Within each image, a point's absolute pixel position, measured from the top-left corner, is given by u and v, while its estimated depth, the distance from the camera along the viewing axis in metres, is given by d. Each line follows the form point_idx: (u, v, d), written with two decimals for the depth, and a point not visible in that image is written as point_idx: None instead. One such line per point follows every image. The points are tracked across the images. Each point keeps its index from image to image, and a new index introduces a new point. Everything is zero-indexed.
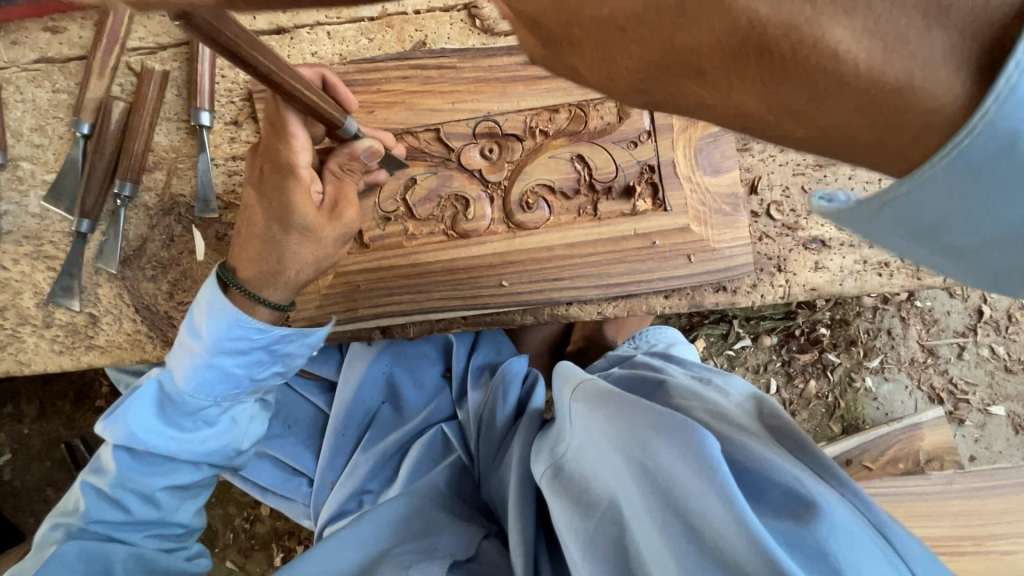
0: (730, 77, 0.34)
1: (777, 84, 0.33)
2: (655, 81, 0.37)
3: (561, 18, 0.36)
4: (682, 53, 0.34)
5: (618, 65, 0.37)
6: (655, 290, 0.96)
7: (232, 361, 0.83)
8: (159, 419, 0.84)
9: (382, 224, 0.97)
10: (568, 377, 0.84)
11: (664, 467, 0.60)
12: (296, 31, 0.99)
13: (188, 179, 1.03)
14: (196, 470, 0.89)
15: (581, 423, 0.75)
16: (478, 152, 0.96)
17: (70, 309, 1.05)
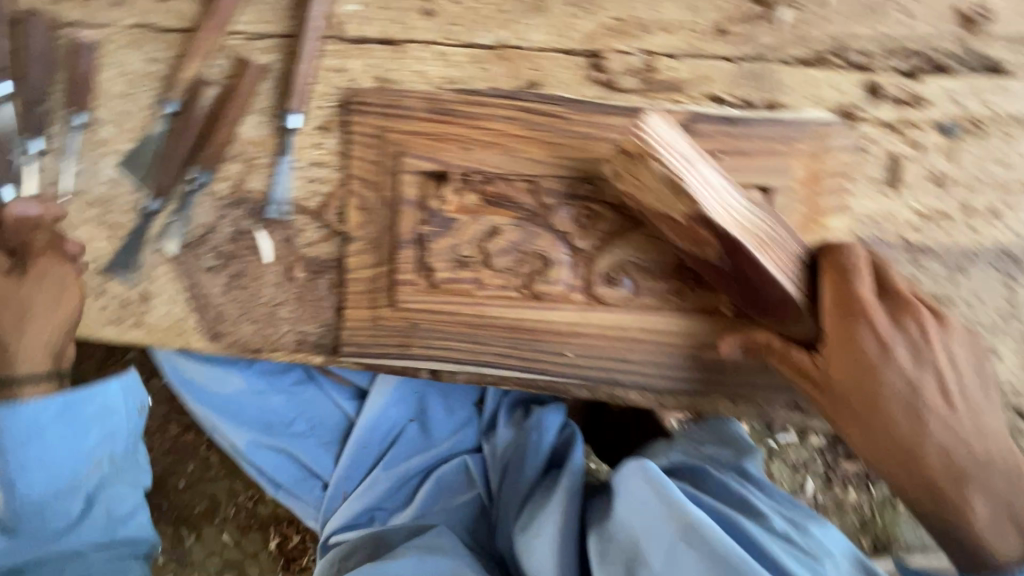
0: (869, 417, 0.76)
1: (885, 427, 0.75)
2: (848, 394, 0.77)
3: (860, 325, 0.76)
4: (855, 385, 0.76)
5: (853, 379, 0.76)
6: (723, 393, 0.92)
7: (53, 414, 0.98)
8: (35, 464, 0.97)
9: (455, 268, 0.91)
10: (652, 485, 0.85)
11: None
12: (405, 46, 0.94)
13: (263, 176, 0.98)
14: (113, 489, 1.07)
15: (665, 554, 0.80)
16: (571, 213, 0.89)
17: (125, 283, 1.03)
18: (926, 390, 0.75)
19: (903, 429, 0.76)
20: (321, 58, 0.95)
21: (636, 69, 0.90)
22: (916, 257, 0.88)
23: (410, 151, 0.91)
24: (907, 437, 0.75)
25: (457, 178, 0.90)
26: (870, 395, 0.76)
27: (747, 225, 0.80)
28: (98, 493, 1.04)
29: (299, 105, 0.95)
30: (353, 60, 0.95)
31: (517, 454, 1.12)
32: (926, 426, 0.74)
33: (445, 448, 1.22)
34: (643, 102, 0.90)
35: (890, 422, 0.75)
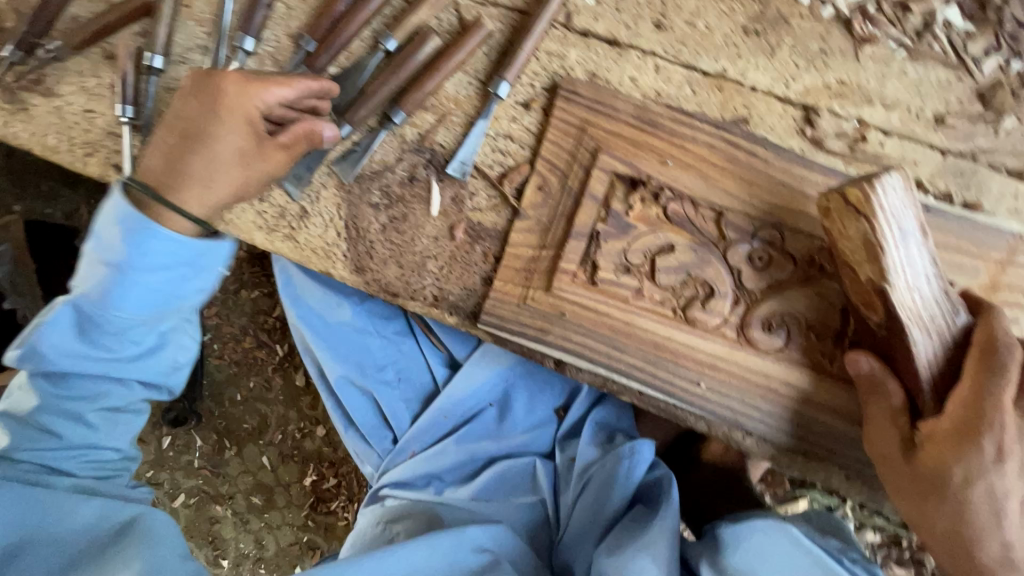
0: (930, 509, 0.79)
1: (944, 526, 0.78)
2: (910, 477, 0.79)
3: (943, 432, 0.76)
4: (932, 482, 0.77)
5: (919, 471, 0.78)
6: (839, 466, 0.93)
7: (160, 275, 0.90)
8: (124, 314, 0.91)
9: (618, 272, 0.93)
10: (784, 534, 0.88)
11: None
12: (627, 51, 0.96)
13: (453, 133, 1.02)
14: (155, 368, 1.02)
15: None
16: (748, 251, 0.90)
17: (289, 195, 1.06)
18: (983, 495, 0.76)
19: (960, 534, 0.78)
20: (543, 39, 0.98)
21: (846, 133, 0.92)
22: None
23: (607, 150, 0.94)
24: (991, 536, 0.77)
25: (646, 188, 0.93)
26: (947, 475, 0.77)
27: (928, 320, 0.77)
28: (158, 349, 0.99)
29: (511, 76, 0.96)
30: (573, 50, 0.98)
31: (600, 473, 1.12)
32: (1009, 523, 0.77)
33: (519, 441, 1.24)
34: (844, 167, 0.91)
35: (965, 514, 0.77)
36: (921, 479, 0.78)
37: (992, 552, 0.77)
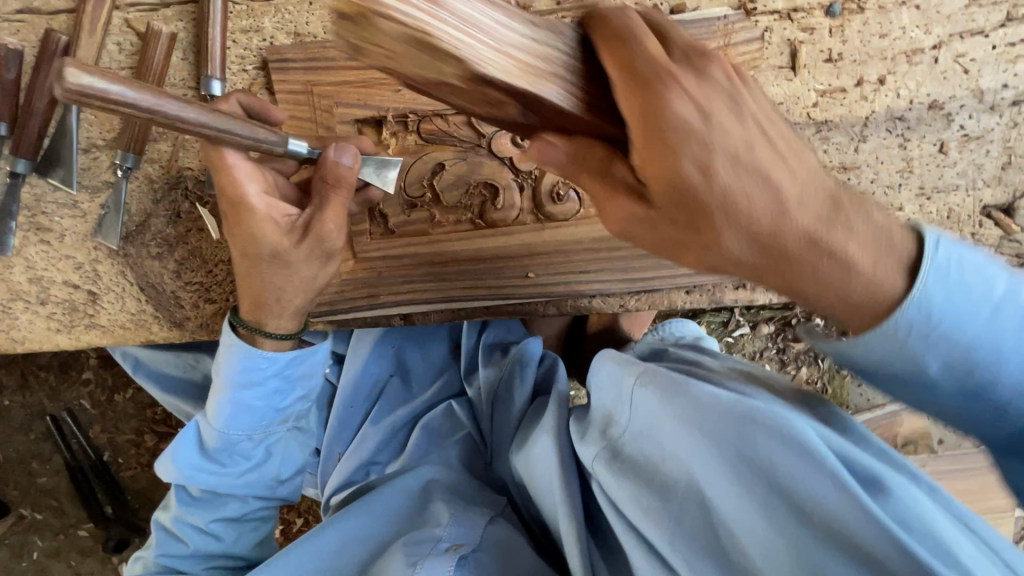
0: (749, 264, 0.55)
1: (785, 279, 0.56)
2: (661, 233, 0.57)
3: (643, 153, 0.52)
4: (685, 216, 0.53)
5: (649, 236, 0.58)
6: (678, 285, 0.98)
7: (250, 393, 0.92)
8: (202, 457, 0.95)
9: (407, 211, 0.95)
10: (622, 360, 0.77)
11: (772, 463, 0.59)
12: None
13: (195, 152, 0.97)
14: (244, 503, 1.00)
15: (657, 416, 0.68)
16: (510, 138, 0.92)
17: (69, 286, 1.01)
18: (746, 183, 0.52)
19: (772, 264, 0.55)
20: (230, 20, 0.93)
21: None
22: (822, 132, 0.98)
23: (341, 101, 0.92)
24: (846, 241, 0.53)
25: (393, 123, 0.92)
26: (680, 192, 0.52)
27: (551, 66, 0.53)
28: (266, 462, 0.98)
29: (217, 72, 0.91)
30: (265, 18, 0.94)
31: (503, 383, 1.12)
32: (811, 206, 0.53)
33: (432, 393, 1.18)
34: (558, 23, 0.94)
35: (754, 210, 0.52)
36: (674, 223, 0.55)
37: (811, 220, 0.53)
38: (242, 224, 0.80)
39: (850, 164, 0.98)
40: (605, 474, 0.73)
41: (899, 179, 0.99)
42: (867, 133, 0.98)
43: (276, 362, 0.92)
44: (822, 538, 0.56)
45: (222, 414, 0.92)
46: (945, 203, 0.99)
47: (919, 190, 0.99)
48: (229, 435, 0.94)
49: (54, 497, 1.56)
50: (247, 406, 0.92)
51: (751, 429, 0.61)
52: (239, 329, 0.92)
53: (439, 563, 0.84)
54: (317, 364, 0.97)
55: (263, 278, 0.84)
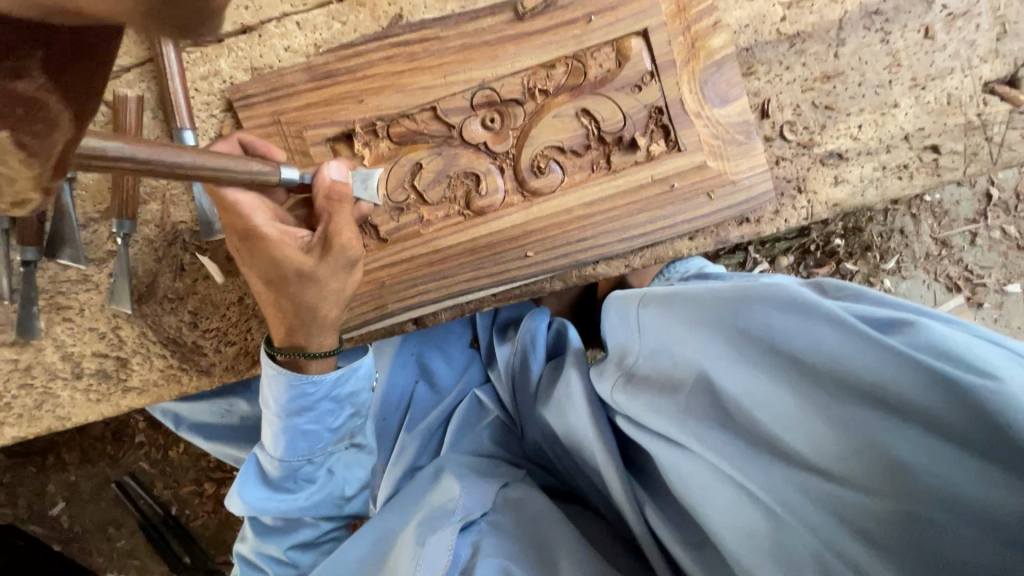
0: None
1: None
2: None
3: None
4: None
5: None
6: (680, 233, 0.95)
7: (303, 419, 0.94)
8: (267, 488, 0.98)
9: (396, 216, 0.94)
10: (625, 295, 0.85)
11: (763, 326, 0.63)
12: (263, 28, 0.94)
13: (185, 205, 1.00)
14: (315, 526, 1.04)
15: (656, 324, 0.77)
16: (479, 123, 0.92)
17: (98, 355, 1.05)
18: None
19: None
20: (189, 69, 0.95)
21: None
22: (796, 45, 0.94)
23: (310, 123, 0.92)
24: None
25: (363, 133, 0.93)
26: None
27: None
28: (332, 480, 1.02)
29: (186, 121, 0.93)
30: (220, 60, 0.95)
31: (519, 359, 1.15)
32: None
33: (458, 387, 1.21)
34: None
35: None
36: None
37: None
38: (262, 253, 0.81)
39: (833, 72, 0.94)
40: (628, 396, 0.78)
41: (889, 74, 0.94)
42: (845, 36, 0.93)
43: (322, 385, 0.92)
44: (832, 385, 0.58)
45: (279, 443, 0.95)
46: (943, 89, 0.94)
47: (912, 81, 0.94)
48: (289, 463, 0.96)
49: (135, 556, 1.64)
50: (302, 432, 0.95)
51: (741, 300, 0.65)
52: (280, 358, 0.92)
53: (447, 535, 0.87)
54: (364, 380, 0.98)
55: (299, 300, 0.85)
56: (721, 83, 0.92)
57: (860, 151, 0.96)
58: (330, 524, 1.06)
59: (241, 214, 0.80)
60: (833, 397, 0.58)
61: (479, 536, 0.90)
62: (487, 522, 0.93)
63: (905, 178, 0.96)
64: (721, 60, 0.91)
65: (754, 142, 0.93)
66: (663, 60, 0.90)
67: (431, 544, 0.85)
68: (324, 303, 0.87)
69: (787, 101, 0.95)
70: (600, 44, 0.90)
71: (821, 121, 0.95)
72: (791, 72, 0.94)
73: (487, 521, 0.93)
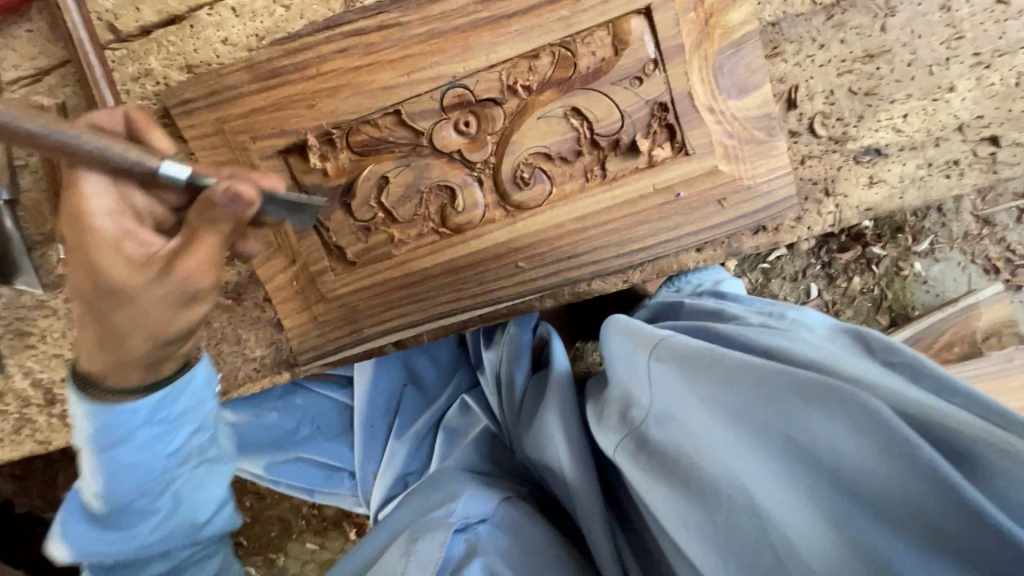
0: None
1: None
2: None
3: None
4: None
5: None
6: (685, 247, 0.83)
7: (123, 452, 0.66)
8: (87, 527, 0.73)
9: (364, 236, 0.84)
10: (633, 332, 0.74)
11: (826, 443, 0.52)
12: (193, 16, 0.80)
13: None
14: (169, 554, 0.77)
15: (671, 386, 0.64)
16: (453, 128, 0.78)
17: (68, 381, 1.00)
18: None
19: None
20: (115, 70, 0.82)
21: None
22: (834, 17, 0.77)
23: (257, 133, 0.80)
24: None
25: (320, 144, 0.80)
26: None
27: None
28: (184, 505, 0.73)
29: None
30: (150, 58, 0.81)
31: (504, 365, 1.11)
32: None
33: (448, 393, 1.25)
34: None
35: None
36: None
37: None
38: (116, 178, 0.59)
39: (877, 50, 0.77)
40: (633, 469, 0.66)
41: (947, 51, 0.77)
42: (896, 5, 0.76)
43: (138, 414, 0.64)
44: (903, 542, 0.49)
45: (98, 478, 0.68)
46: (1012, 67, 0.77)
47: (975, 57, 0.77)
48: (116, 501, 0.69)
49: None
50: (129, 468, 0.67)
51: (802, 406, 0.53)
52: (87, 387, 0.64)
53: (440, 534, 0.83)
54: (201, 394, 0.69)
55: (105, 267, 0.57)
56: (739, 69, 0.77)
57: (902, 145, 0.81)
58: (187, 552, 0.78)
59: (143, 157, 0.62)
60: (905, 550, 0.49)
61: (474, 539, 0.85)
62: (484, 529, 0.87)
63: (953, 176, 0.82)
64: (740, 40, 0.76)
65: (776, 140, 0.79)
66: (669, 46, 0.74)
67: (423, 542, 0.82)
68: (139, 284, 0.57)
69: (820, 87, 0.79)
70: (593, 26, 0.74)
71: (859, 110, 0.79)
72: (826, 52, 0.78)
73: (484, 528, 0.87)
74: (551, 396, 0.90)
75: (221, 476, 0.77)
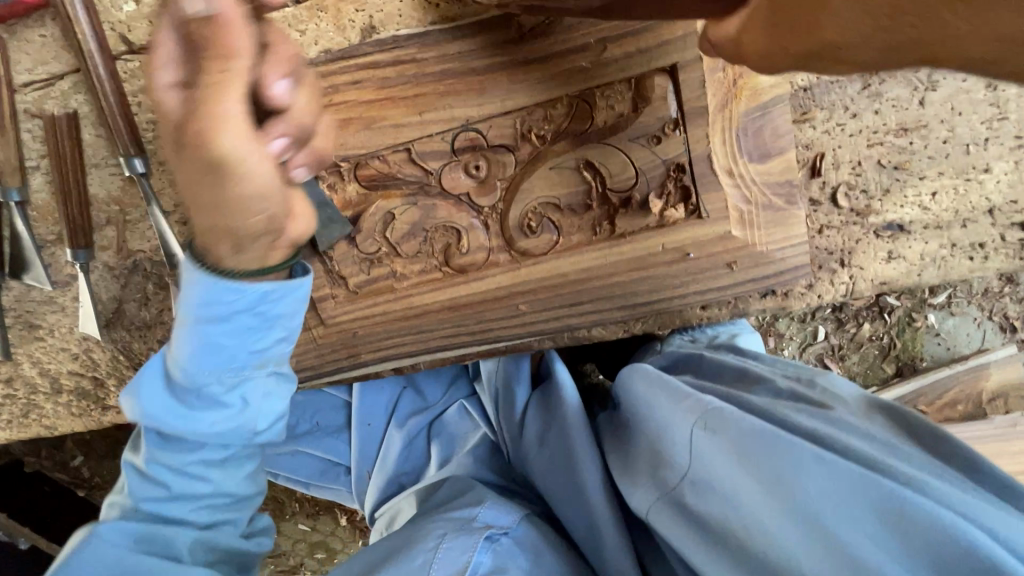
0: None
1: None
2: None
3: None
4: None
5: None
6: (689, 306, 0.81)
7: (219, 331, 0.57)
8: (172, 398, 0.61)
9: (366, 268, 0.84)
10: (671, 392, 0.70)
11: (910, 560, 0.47)
12: None
13: (143, 232, 0.90)
14: (216, 467, 0.64)
15: (723, 460, 0.58)
16: (463, 171, 0.76)
17: (75, 373, 1.03)
18: None
19: None
20: (127, 81, 0.81)
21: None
22: (869, 86, 0.73)
23: None
24: None
25: (326, 176, 0.79)
26: None
27: None
28: (249, 409, 0.63)
29: (132, 146, 0.80)
30: None
31: (502, 380, 1.12)
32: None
33: (445, 394, 1.25)
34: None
35: None
36: None
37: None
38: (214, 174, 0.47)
39: (912, 124, 0.73)
40: (680, 544, 0.60)
41: (986, 131, 0.73)
42: (936, 79, 0.72)
43: (244, 297, 0.56)
44: None
45: (186, 347, 0.58)
46: None
47: (1017, 140, 0.73)
48: (196, 379, 0.59)
49: None
50: (218, 347, 0.58)
51: (884, 516, 0.49)
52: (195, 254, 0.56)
53: (469, 539, 0.76)
54: (295, 299, 0.60)
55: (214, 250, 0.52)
56: (764, 133, 0.73)
57: (927, 224, 0.78)
58: (246, 456, 0.67)
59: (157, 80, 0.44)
60: None
61: (500, 551, 0.78)
62: (509, 541, 0.80)
63: (977, 260, 0.78)
64: (768, 103, 0.72)
65: (795, 208, 0.76)
66: (692, 107, 0.71)
67: (449, 544, 0.75)
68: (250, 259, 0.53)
69: (847, 156, 0.75)
70: (613, 81, 0.71)
71: (885, 184, 0.76)
72: (857, 121, 0.74)
73: (509, 540, 0.80)
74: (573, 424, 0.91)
75: (284, 394, 0.66)
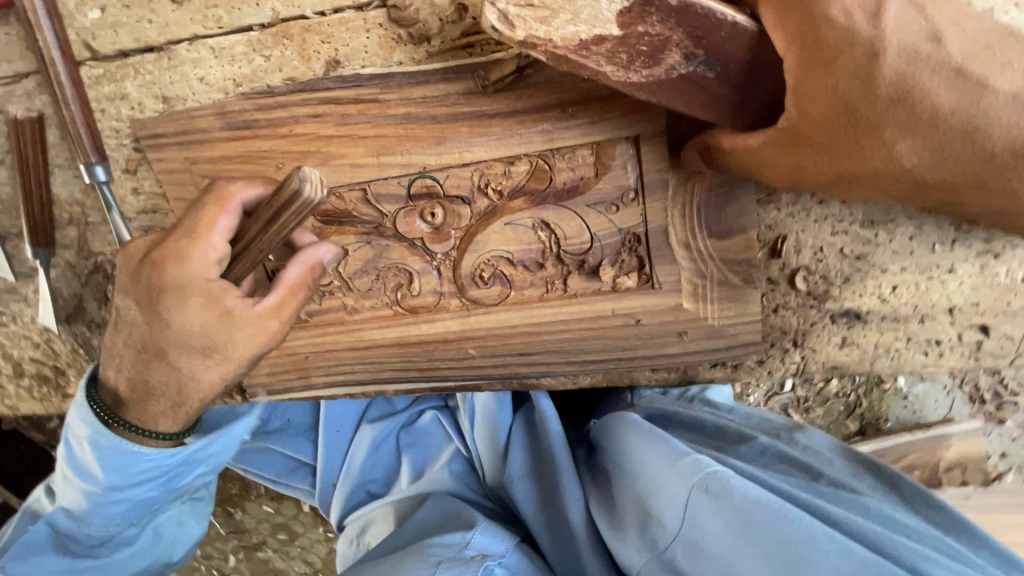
0: None
1: None
2: None
3: None
4: None
5: None
6: (637, 368, 0.80)
7: (140, 490, 0.75)
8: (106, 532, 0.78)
9: (319, 298, 0.84)
10: (667, 449, 0.67)
11: None
12: (172, 49, 0.76)
13: (103, 235, 0.90)
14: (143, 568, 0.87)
15: (724, 536, 0.57)
16: (419, 217, 0.76)
17: (36, 361, 1.04)
18: None
19: None
20: (90, 88, 0.80)
21: (452, 40, 0.70)
22: None
23: None
24: None
25: None
26: None
27: None
28: (160, 540, 0.88)
29: (94, 153, 0.79)
30: (127, 83, 0.78)
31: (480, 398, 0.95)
32: None
33: (413, 401, 1.08)
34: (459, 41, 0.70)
35: None
36: None
37: None
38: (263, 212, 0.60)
39: (878, 216, 0.71)
40: None
41: (954, 231, 0.71)
42: None
43: (175, 456, 0.74)
44: None
45: (94, 510, 0.75)
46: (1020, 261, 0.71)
47: (984, 244, 0.71)
48: (106, 530, 0.77)
49: None
50: (133, 475, 0.72)
51: None
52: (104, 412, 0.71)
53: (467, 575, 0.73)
54: (233, 439, 0.84)
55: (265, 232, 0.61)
56: (727, 210, 0.71)
57: (885, 315, 0.76)
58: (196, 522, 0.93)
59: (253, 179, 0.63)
60: None
61: None
62: (500, 572, 0.76)
63: (932, 355, 0.77)
64: (732, 181, 0.70)
65: (752, 287, 0.74)
66: (651, 179, 0.70)
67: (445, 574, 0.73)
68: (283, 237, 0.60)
69: (810, 241, 0.74)
70: (575, 144, 0.69)
71: (846, 273, 0.74)
72: (823, 208, 0.72)
73: (500, 571, 0.76)
74: (562, 464, 0.83)
75: (198, 516, 0.93)
